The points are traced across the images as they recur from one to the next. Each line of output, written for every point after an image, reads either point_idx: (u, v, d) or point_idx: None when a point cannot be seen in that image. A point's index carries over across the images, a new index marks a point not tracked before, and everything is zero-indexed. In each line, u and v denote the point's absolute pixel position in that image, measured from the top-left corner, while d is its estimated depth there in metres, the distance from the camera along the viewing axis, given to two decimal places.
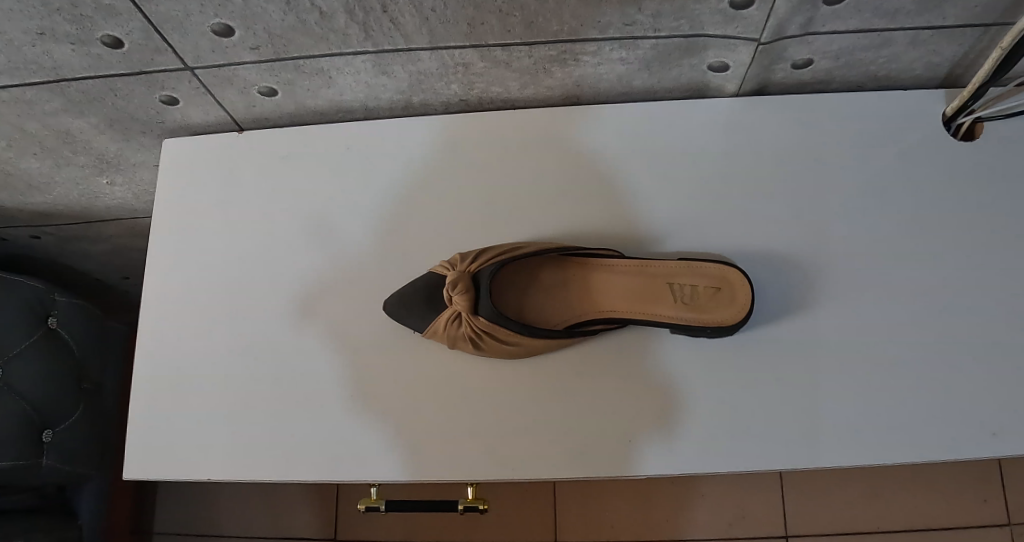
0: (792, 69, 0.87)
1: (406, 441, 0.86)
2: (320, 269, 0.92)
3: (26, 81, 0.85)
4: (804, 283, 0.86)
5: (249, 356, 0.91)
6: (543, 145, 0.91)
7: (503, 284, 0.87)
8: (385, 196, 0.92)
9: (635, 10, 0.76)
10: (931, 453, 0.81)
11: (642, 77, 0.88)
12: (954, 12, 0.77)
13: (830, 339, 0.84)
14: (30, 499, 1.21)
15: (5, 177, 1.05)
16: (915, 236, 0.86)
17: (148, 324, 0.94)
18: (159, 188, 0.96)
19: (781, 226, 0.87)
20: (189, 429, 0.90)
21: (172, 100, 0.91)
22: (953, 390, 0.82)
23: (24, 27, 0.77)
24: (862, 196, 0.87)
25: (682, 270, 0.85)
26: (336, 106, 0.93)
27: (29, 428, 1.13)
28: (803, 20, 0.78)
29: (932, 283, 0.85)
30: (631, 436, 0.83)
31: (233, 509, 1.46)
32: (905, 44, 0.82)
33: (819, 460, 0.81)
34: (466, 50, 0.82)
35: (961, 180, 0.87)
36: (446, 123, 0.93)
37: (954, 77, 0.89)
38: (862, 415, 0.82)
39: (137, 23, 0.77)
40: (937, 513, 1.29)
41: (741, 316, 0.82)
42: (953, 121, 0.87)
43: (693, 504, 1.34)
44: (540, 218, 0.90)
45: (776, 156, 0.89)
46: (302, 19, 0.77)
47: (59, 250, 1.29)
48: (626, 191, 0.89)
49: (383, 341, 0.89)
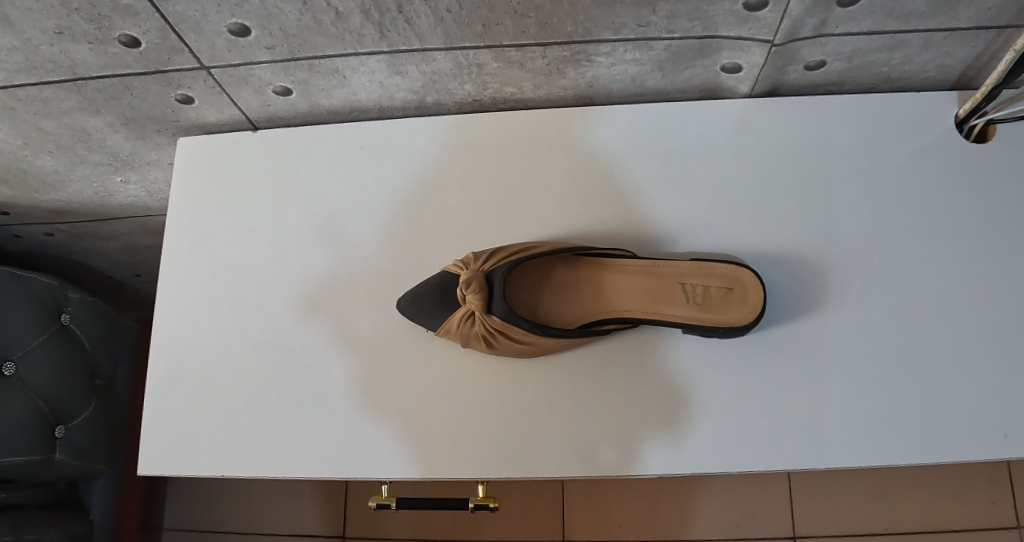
0: (806, 70, 0.87)
1: (418, 439, 0.86)
2: (334, 268, 0.92)
3: (43, 80, 0.86)
4: (816, 284, 0.86)
5: (261, 353, 0.91)
6: (556, 144, 0.91)
7: (516, 284, 0.88)
8: (398, 195, 0.93)
9: (649, 12, 0.77)
10: (942, 455, 0.81)
11: (655, 78, 0.88)
12: (967, 14, 0.77)
13: (841, 340, 0.84)
14: (42, 494, 1.22)
15: (21, 175, 1.06)
16: (928, 238, 0.86)
17: (162, 322, 0.94)
18: (174, 186, 0.97)
19: (792, 227, 0.87)
20: (203, 427, 0.90)
21: (187, 99, 0.91)
22: (965, 394, 0.82)
23: (42, 27, 0.78)
24: (873, 198, 0.88)
25: (694, 270, 0.85)
26: (350, 106, 0.94)
27: (39, 424, 1.14)
28: (817, 21, 0.78)
29: (942, 285, 0.85)
30: (642, 436, 0.84)
31: (244, 507, 1.47)
32: (918, 45, 0.82)
33: (829, 461, 0.82)
34: (481, 50, 0.82)
35: (973, 182, 0.87)
36: (459, 122, 0.93)
37: (967, 78, 0.89)
38: (872, 417, 0.83)
39: (155, 23, 0.78)
40: (946, 516, 1.29)
41: (753, 316, 0.82)
42: (966, 122, 0.87)
43: (702, 505, 1.34)
44: (553, 218, 0.90)
45: (789, 157, 0.89)
46: (318, 19, 0.78)
47: (73, 247, 1.30)
48: (638, 191, 0.89)
49: (395, 340, 0.89)
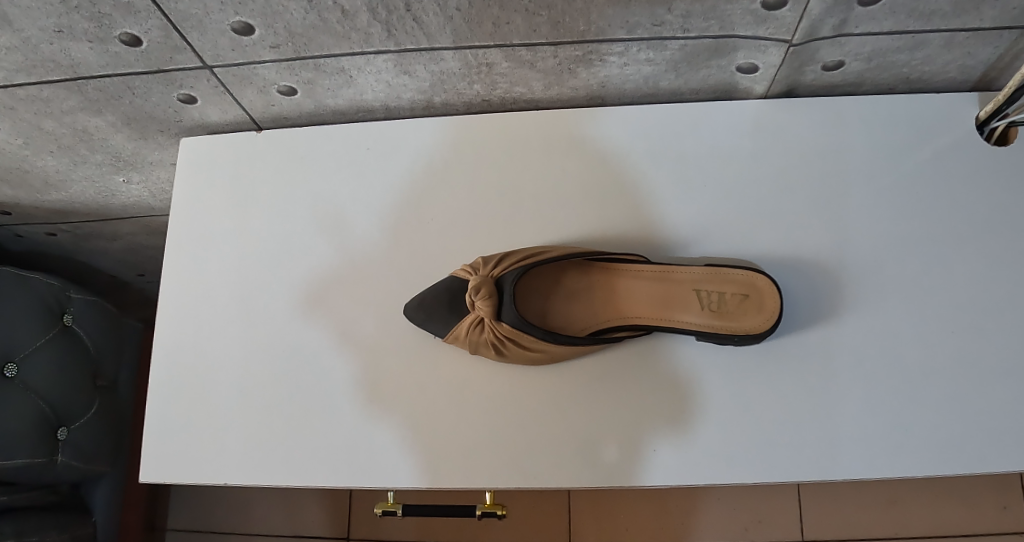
0: (823, 71, 0.85)
1: (425, 447, 0.84)
2: (339, 271, 0.91)
3: (43, 79, 0.84)
4: (832, 291, 0.84)
5: (265, 357, 0.90)
6: (566, 146, 0.90)
7: (526, 290, 0.86)
8: (405, 197, 0.91)
9: (664, 11, 0.74)
10: (961, 466, 0.79)
11: (668, 78, 0.86)
12: (991, 14, 0.75)
13: (857, 348, 0.82)
14: (46, 496, 1.20)
15: (21, 175, 1.04)
16: (947, 243, 0.84)
17: (163, 326, 0.93)
18: (177, 187, 0.95)
19: (808, 231, 0.85)
20: (206, 433, 0.89)
21: (190, 99, 0.89)
22: (987, 404, 0.80)
23: (41, 25, 0.76)
24: (892, 202, 0.85)
25: (709, 276, 0.83)
26: (357, 106, 0.92)
27: (42, 427, 1.13)
28: (837, 20, 0.76)
29: (961, 292, 0.83)
30: (654, 445, 0.82)
31: (247, 509, 1.46)
32: (940, 46, 0.80)
33: (846, 471, 0.80)
34: (490, 50, 0.80)
35: (994, 187, 0.85)
36: (467, 122, 0.91)
37: (989, 79, 0.86)
38: (890, 426, 0.81)
39: (156, 21, 0.76)
40: (955, 520, 1.27)
41: (769, 324, 0.81)
42: (986, 124, 0.84)
43: (708, 508, 1.32)
44: (564, 220, 0.88)
45: (805, 159, 0.87)
46: (324, 18, 0.76)
47: (75, 247, 1.28)
48: (650, 194, 0.87)
49: (402, 344, 0.88)
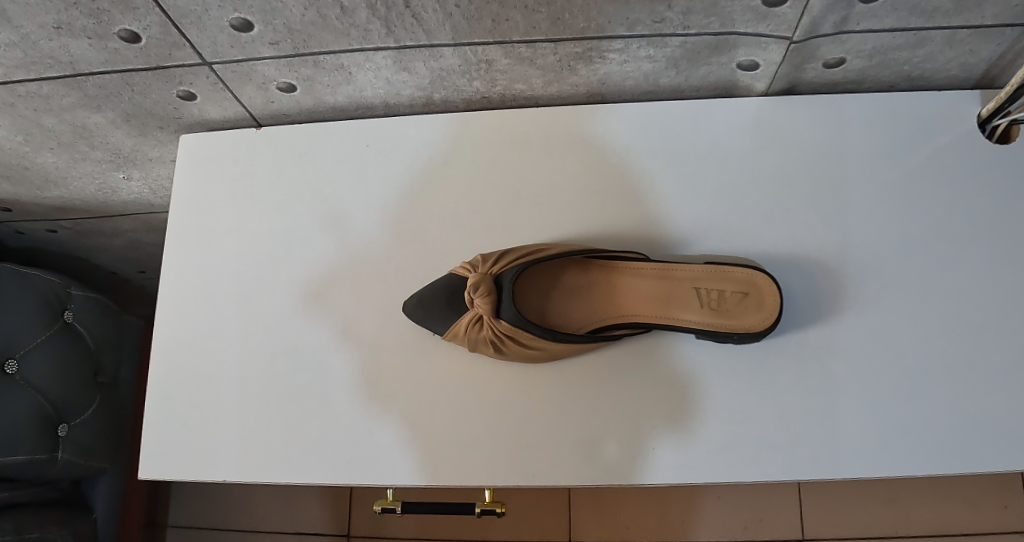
0: (825, 68, 0.84)
1: (425, 444, 0.84)
2: (338, 267, 0.90)
3: (42, 76, 0.84)
4: (832, 289, 0.84)
5: (264, 354, 0.90)
6: (566, 143, 0.89)
7: (526, 288, 0.86)
8: (404, 194, 0.91)
9: (664, 7, 0.74)
10: (960, 465, 0.79)
11: (669, 75, 0.86)
12: (993, 11, 0.75)
13: (857, 346, 0.82)
14: (46, 492, 1.20)
15: (21, 171, 1.04)
16: (948, 242, 0.84)
17: (163, 323, 0.93)
18: (176, 184, 0.95)
19: (808, 229, 0.85)
20: (206, 429, 0.89)
21: (190, 95, 0.89)
22: (988, 404, 0.80)
23: (41, 21, 0.76)
24: (893, 200, 0.85)
25: (709, 274, 0.83)
26: (356, 103, 0.92)
27: (42, 424, 1.13)
28: (837, 18, 0.75)
29: (961, 291, 0.83)
30: (654, 443, 0.82)
31: (249, 506, 1.46)
32: (941, 43, 0.79)
33: (846, 470, 0.80)
34: (490, 46, 0.80)
35: (995, 185, 0.85)
36: (467, 119, 0.91)
37: (991, 77, 0.86)
38: (890, 426, 0.80)
39: (155, 17, 0.76)
40: (955, 519, 1.27)
41: (769, 323, 0.80)
42: (988, 123, 0.84)
43: (708, 507, 1.32)
44: (563, 218, 0.88)
45: (805, 157, 0.87)
46: (323, 14, 0.76)
47: (76, 244, 1.29)
48: (650, 191, 0.87)
49: (401, 341, 0.87)
